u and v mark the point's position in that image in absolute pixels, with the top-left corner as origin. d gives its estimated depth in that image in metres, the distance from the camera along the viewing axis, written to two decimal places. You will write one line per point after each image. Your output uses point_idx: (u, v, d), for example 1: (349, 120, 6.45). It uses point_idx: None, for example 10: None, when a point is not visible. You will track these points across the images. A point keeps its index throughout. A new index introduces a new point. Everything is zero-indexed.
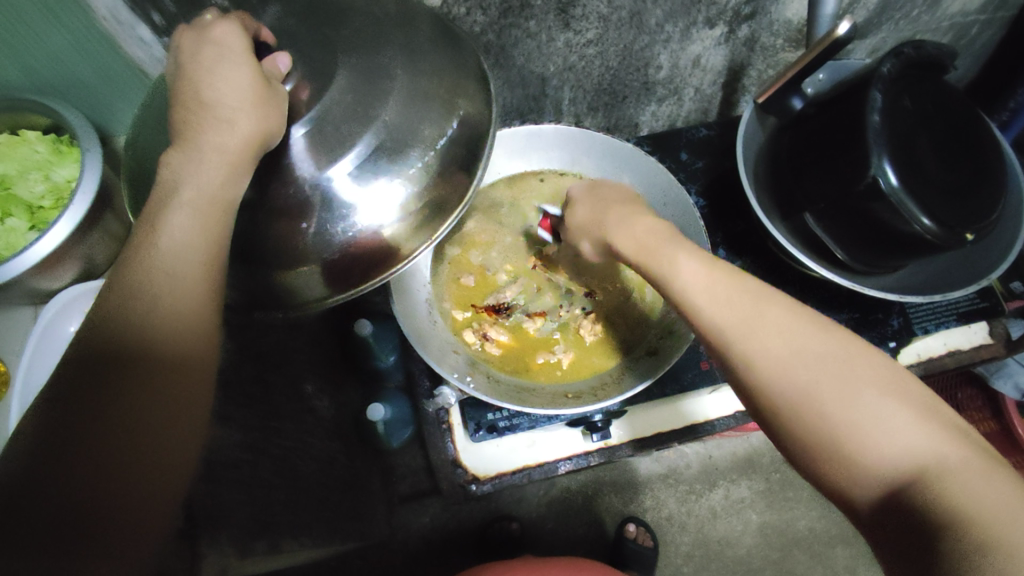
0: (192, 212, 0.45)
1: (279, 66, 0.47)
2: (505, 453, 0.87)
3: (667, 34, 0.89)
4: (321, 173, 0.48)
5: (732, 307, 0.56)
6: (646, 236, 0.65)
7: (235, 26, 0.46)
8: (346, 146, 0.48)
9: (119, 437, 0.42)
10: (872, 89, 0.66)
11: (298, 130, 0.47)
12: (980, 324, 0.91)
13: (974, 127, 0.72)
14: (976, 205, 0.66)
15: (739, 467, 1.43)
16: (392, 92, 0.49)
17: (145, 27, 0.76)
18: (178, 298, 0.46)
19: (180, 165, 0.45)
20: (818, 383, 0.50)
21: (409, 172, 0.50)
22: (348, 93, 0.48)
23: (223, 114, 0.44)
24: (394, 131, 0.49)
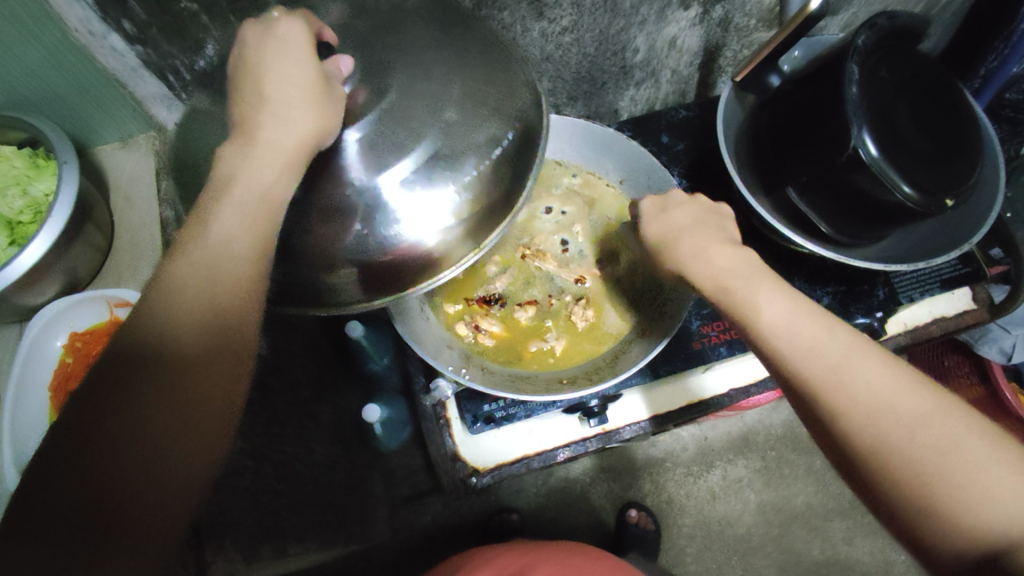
0: (240, 209, 0.46)
1: (340, 68, 0.45)
2: (504, 444, 0.87)
3: (642, 17, 0.89)
4: (371, 179, 0.46)
5: (813, 344, 0.56)
6: (730, 266, 0.65)
7: (301, 22, 0.46)
8: (399, 154, 0.46)
9: (154, 432, 0.43)
10: (849, 61, 0.67)
11: (353, 133, 0.45)
12: (963, 289, 0.93)
13: (953, 95, 0.72)
14: (956, 170, 0.67)
15: (734, 447, 1.45)
16: (448, 91, 0.47)
17: (118, 37, 0.72)
18: (212, 319, 0.47)
19: (236, 159, 0.46)
20: (856, 380, 0.53)
21: (462, 181, 0.48)
22: (406, 96, 0.45)
23: (267, 119, 0.45)
24: (458, 141, 0.47)
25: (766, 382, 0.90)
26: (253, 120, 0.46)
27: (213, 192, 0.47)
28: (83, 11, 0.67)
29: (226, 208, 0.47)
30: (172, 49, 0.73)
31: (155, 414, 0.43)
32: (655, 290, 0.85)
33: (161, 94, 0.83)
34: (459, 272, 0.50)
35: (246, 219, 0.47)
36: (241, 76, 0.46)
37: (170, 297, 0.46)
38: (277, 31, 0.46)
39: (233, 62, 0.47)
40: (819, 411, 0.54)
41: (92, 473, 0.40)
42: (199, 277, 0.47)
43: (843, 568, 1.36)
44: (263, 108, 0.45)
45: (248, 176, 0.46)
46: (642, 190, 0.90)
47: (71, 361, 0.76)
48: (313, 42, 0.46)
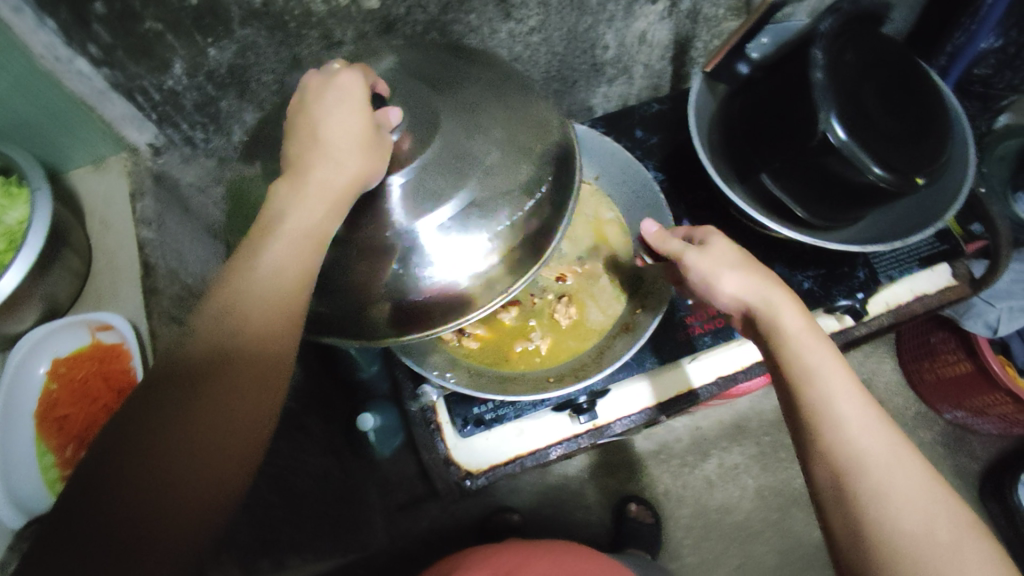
0: (290, 242, 0.50)
1: (390, 118, 0.52)
2: (495, 445, 0.85)
3: (610, 13, 0.91)
4: (410, 222, 0.54)
5: (868, 426, 0.56)
6: (798, 325, 0.64)
7: (359, 74, 0.53)
8: (440, 200, 0.54)
9: (193, 453, 0.45)
10: (814, 46, 0.68)
11: (397, 179, 0.53)
12: (943, 266, 0.93)
13: (920, 74, 0.73)
14: (925, 149, 0.68)
15: (728, 434, 1.46)
16: (485, 146, 0.55)
17: (84, 61, 0.70)
18: (263, 340, 0.49)
19: (287, 198, 0.51)
20: (889, 481, 0.53)
21: (494, 230, 0.56)
22: (446, 151, 0.54)
23: (327, 155, 0.50)
24: (492, 193, 0.55)
25: (754, 368, 0.89)
26: (303, 160, 0.51)
27: (262, 225, 0.51)
28: (48, 36, 0.66)
29: (274, 240, 0.50)
30: (139, 69, 0.72)
31: (198, 428, 0.45)
32: (635, 284, 0.86)
33: (131, 115, 0.80)
34: (485, 314, 0.58)
35: (291, 252, 0.50)
36: (300, 119, 0.52)
37: (231, 316, 0.48)
38: (336, 81, 0.52)
39: (293, 106, 0.53)
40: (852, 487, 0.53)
41: (129, 480, 0.43)
42: (258, 303, 0.49)
43: None
44: (318, 149, 0.51)
45: (299, 212, 0.50)
46: (617, 186, 0.92)
47: (55, 388, 0.76)
48: (368, 92, 0.52)
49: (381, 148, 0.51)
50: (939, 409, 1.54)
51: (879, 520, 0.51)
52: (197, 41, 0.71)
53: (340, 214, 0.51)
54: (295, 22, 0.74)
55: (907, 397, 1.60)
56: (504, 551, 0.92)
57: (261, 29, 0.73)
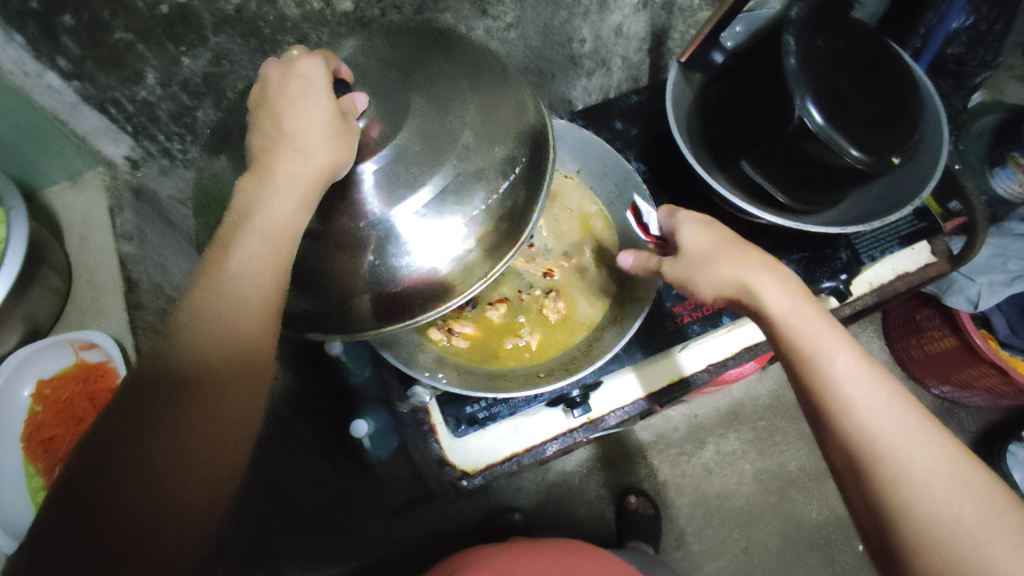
0: (262, 239, 0.49)
1: (356, 104, 0.51)
2: (492, 443, 0.86)
3: (584, 7, 0.92)
4: (386, 211, 0.53)
5: (881, 402, 0.53)
6: (794, 302, 0.62)
7: (319, 59, 0.51)
8: (413, 186, 0.53)
9: (171, 463, 0.45)
10: (785, 33, 0.69)
11: (368, 166, 0.52)
12: (923, 244, 0.94)
13: (889, 54, 0.74)
14: (900, 129, 0.69)
15: (724, 421, 1.47)
16: (458, 130, 0.55)
17: (54, 75, 0.69)
18: (239, 346, 0.49)
19: (255, 192, 0.49)
20: (909, 457, 0.50)
21: (470, 214, 0.55)
22: (416, 136, 0.53)
23: (293, 145, 0.48)
24: (466, 177, 0.55)
25: (743, 353, 0.91)
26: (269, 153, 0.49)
27: (235, 223, 0.50)
28: (15, 51, 0.65)
29: (247, 239, 0.49)
30: (111, 81, 0.71)
31: (178, 439, 0.46)
32: (621, 276, 0.87)
33: (104, 127, 0.78)
34: (467, 300, 0.58)
35: (263, 250, 0.49)
36: (262, 112, 0.50)
37: (204, 326, 0.48)
38: (297, 68, 0.50)
39: (252, 97, 0.51)
40: (867, 462, 0.52)
41: (113, 495, 0.43)
42: (230, 309, 0.49)
43: (842, 527, 1.38)
44: (282, 140, 0.49)
45: (269, 208, 0.49)
46: (598, 179, 0.92)
47: (41, 410, 0.76)
48: (330, 76, 0.50)
49: (350, 136, 0.50)
50: (927, 385, 1.56)
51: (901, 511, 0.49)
52: (169, 50, 0.70)
53: (309, 204, 0.49)
54: (269, 28, 0.74)
55: (896, 375, 1.62)
56: (508, 548, 0.93)
57: (235, 36, 0.73)
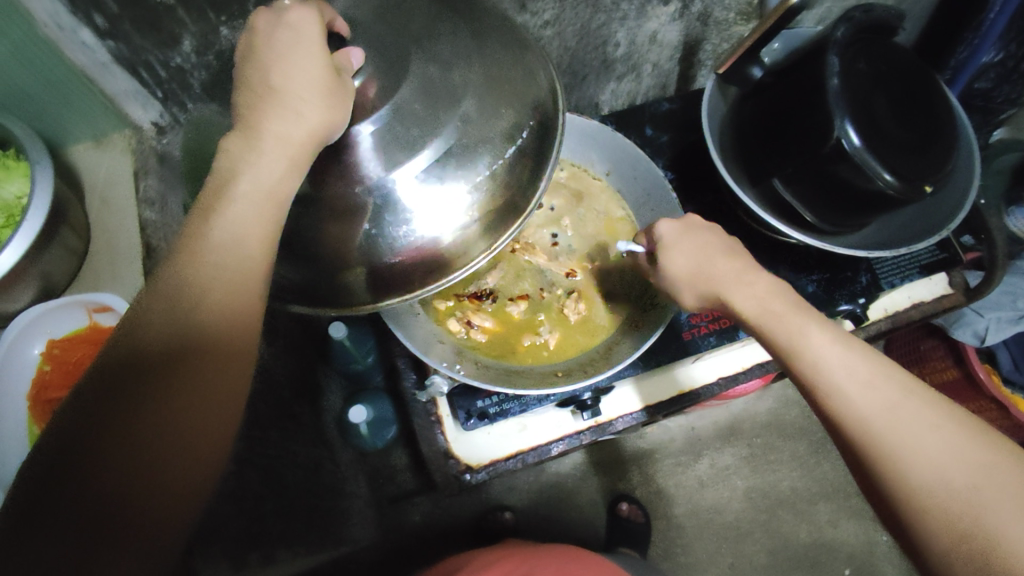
0: (250, 205, 0.47)
1: (352, 61, 0.47)
2: (497, 440, 0.86)
3: (623, 12, 0.97)
4: (384, 175, 0.50)
5: (868, 385, 0.54)
6: (768, 300, 0.64)
7: (312, 10, 0.47)
8: (411, 151, 0.50)
9: (155, 442, 0.43)
10: (829, 53, 0.68)
11: (364, 127, 0.48)
12: (940, 274, 0.95)
13: (927, 81, 0.74)
14: (933, 157, 0.69)
15: (721, 436, 1.47)
16: (462, 94, 0.51)
17: (88, 32, 0.68)
18: (223, 320, 0.47)
19: (239, 153, 0.46)
20: (899, 427, 0.51)
21: (474, 179, 0.52)
22: (417, 95, 0.49)
23: (287, 103, 0.45)
24: (471, 141, 0.52)
25: (754, 369, 0.91)
26: (252, 108, 0.46)
27: (217, 186, 0.47)
28: (51, 3, 0.63)
29: (234, 204, 0.47)
30: (145, 43, 0.71)
31: (162, 415, 0.44)
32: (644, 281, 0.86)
33: (133, 90, 0.78)
34: (467, 272, 0.56)
35: (254, 214, 0.47)
36: (249, 64, 0.46)
37: (188, 298, 0.46)
38: (287, 18, 0.46)
39: (239, 48, 0.47)
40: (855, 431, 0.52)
41: (91, 475, 0.41)
42: (217, 281, 0.46)
43: (830, 550, 1.38)
44: (271, 97, 0.46)
45: (256, 171, 0.46)
46: (628, 182, 0.91)
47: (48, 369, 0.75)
48: (324, 28, 0.47)
49: (344, 95, 0.47)
50: None
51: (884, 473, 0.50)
52: (209, 18, 0.70)
53: (294, 168, 0.47)
54: None
55: None
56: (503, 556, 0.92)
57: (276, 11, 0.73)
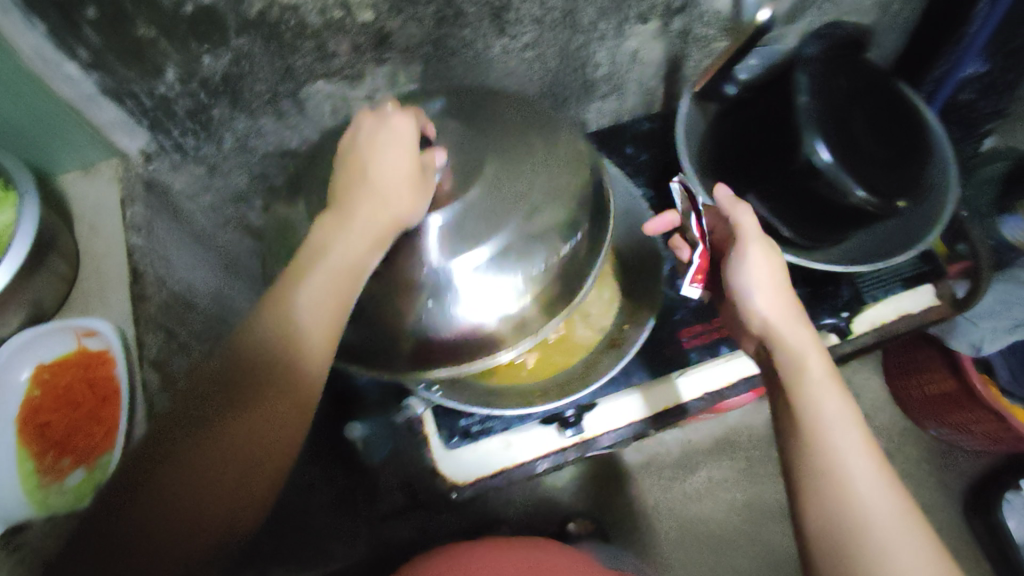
0: (331, 274, 0.64)
1: (436, 161, 0.68)
2: (483, 458, 0.86)
3: (601, 31, 1.02)
4: (445, 261, 0.67)
5: (856, 457, 0.62)
6: (811, 354, 0.69)
7: (410, 117, 0.69)
8: (472, 246, 0.66)
9: (202, 465, 0.60)
10: (797, 72, 0.70)
11: (439, 225, 0.67)
12: (928, 286, 0.94)
13: (907, 104, 0.74)
14: (908, 173, 0.69)
15: (717, 449, 1.48)
16: (516, 205, 0.68)
17: (73, 65, 0.71)
18: (277, 370, 0.63)
19: (334, 234, 0.65)
20: (872, 502, 0.59)
21: (514, 274, 0.69)
22: (482, 203, 0.67)
23: (380, 189, 0.66)
24: (516, 243, 0.68)
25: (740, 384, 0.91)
26: (355, 195, 0.67)
27: (314, 254, 0.65)
28: (37, 37, 0.67)
29: (318, 270, 0.64)
30: (131, 73, 0.73)
31: (214, 444, 0.61)
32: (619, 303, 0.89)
33: (121, 120, 0.80)
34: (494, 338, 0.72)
35: (335, 278, 0.64)
36: (360, 160, 0.69)
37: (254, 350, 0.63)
38: (392, 125, 0.68)
39: (353, 134, 0.70)
40: (837, 492, 0.61)
41: (153, 484, 0.59)
42: (274, 333, 0.63)
43: None
44: (367, 186, 0.67)
45: (347, 247, 0.64)
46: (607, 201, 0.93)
47: (38, 394, 0.76)
48: (416, 136, 0.68)
49: (424, 187, 0.67)
50: (926, 428, 1.58)
51: (849, 532, 0.59)
52: (191, 48, 0.73)
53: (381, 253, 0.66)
54: (290, 32, 0.78)
55: (893, 415, 1.64)
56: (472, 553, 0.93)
57: (256, 38, 0.76)
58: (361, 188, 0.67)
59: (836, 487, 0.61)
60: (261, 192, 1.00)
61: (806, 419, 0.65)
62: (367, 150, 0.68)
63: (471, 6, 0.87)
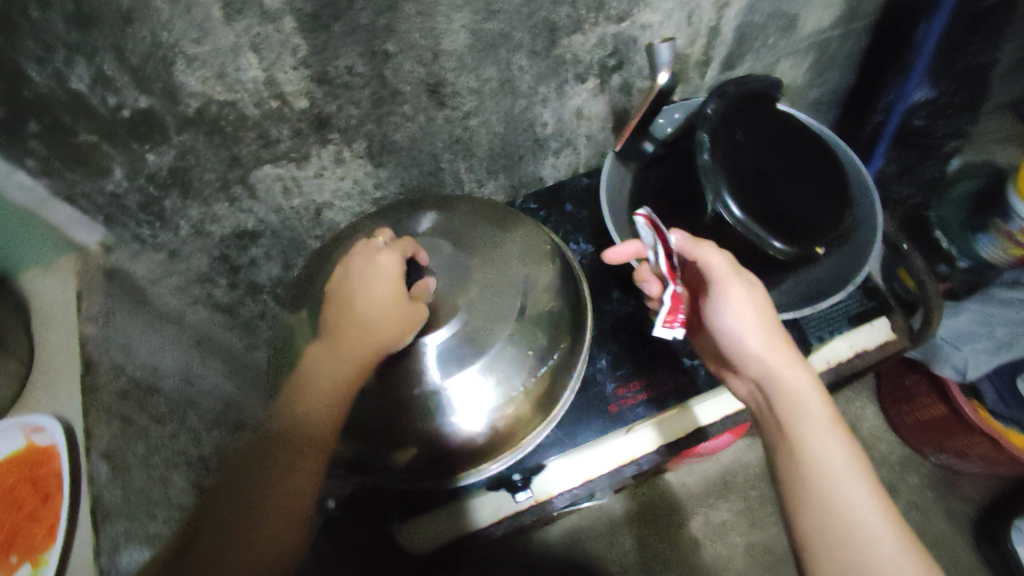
0: (321, 396, 0.79)
1: (428, 287, 0.78)
2: (436, 527, 0.88)
3: (543, 94, 1.06)
4: (441, 377, 0.77)
5: (850, 483, 0.70)
6: (803, 390, 0.77)
7: (397, 249, 0.79)
8: (466, 363, 0.77)
9: (258, 530, 0.74)
10: (700, 129, 0.72)
11: (432, 343, 0.77)
12: (882, 321, 0.94)
13: (811, 145, 0.77)
14: (821, 218, 0.70)
15: (716, 490, 1.48)
16: (501, 325, 0.80)
17: (23, 174, 0.72)
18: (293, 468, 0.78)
19: (320, 358, 0.79)
20: (870, 526, 0.68)
21: (503, 387, 0.80)
22: (471, 323, 0.78)
23: (365, 318, 0.76)
24: (503, 360, 0.79)
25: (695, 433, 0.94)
26: (346, 329, 0.78)
27: (306, 377, 0.80)
28: None
29: (306, 394, 0.79)
30: (77, 176, 0.76)
31: (267, 514, 0.75)
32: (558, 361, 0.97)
33: (76, 216, 0.81)
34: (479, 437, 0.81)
35: (325, 397, 0.79)
36: (348, 288, 0.79)
37: (282, 445, 0.78)
38: (380, 258, 0.78)
39: (344, 267, 0.82)
40: (841, 517, 0.69)
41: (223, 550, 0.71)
42: (291, 435, 0.78)
43: None
44: (357, 314, 0.77)
45: (332, 371, 0.79)
46: None
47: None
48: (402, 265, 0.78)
49: (414, 315, 0.76)
50: (926, 453, 1.53)
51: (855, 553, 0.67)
52: (134, 147, 0.76)
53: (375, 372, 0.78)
54: (231, 127, 0.83)
55: (892, 442, 1.61)
56: None
57: (197, 134, 0.81)
58: (349, 313, 0.78)
59: (839, 513, 0.69)
60: (224, 271, 1.00)
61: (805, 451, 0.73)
62: (361, 278, 0.78)
63: (407, 86, 0.92)
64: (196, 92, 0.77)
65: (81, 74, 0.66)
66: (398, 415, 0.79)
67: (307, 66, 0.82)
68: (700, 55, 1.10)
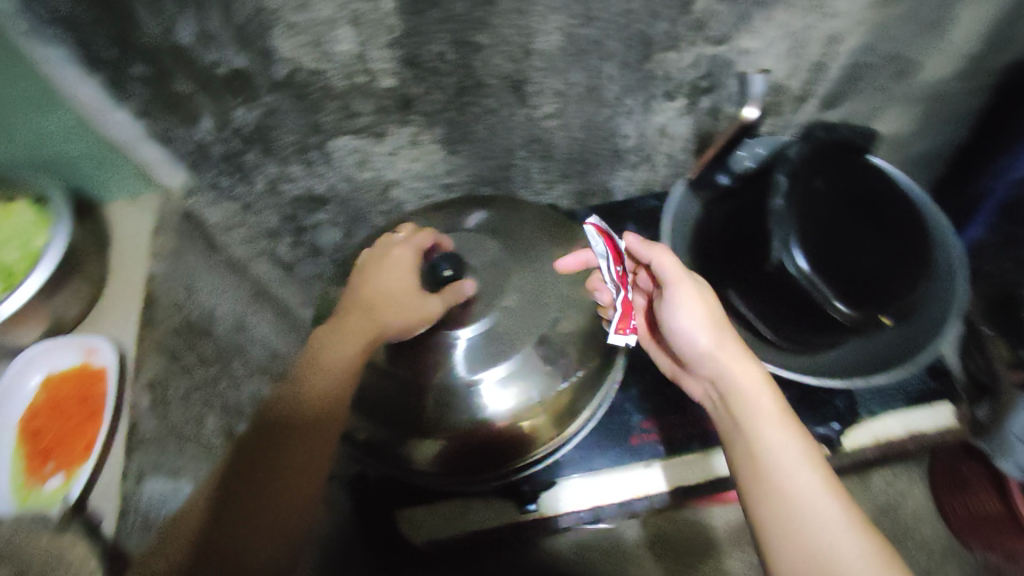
0: (329, 375, 0.81)
1: (465, 288, 0.78)
2: (438, 522, 0.91)
3: (628, 107, 1.04)
4: (469, 372, 0.78)
5: (799, 471, 0.69)
6: (751, 380, 0.78)
7: (418, 239, 0.86)
8: (494, 362, 0.78)
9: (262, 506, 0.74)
10: (776, 172, 0.72)
11: (463, 337, 0.78)
12: (943, 408, 0.94)
13: (901, 198, 0.71)
14: (896, 285, 0.65)
15: (736, 538, 1.43)
16: (531, 331, 0.80)
17: (123, 113, 0.76)
18: (293, 445, 0.78)
19: (330, 339, 0.83)
20: (818, 512, 0.66)
21: (527, 392, 0.80)
22: (502, 324, 0.80)
23: (376, 300, 0.82)
24: (530, 366, 0.80)
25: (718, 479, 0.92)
26: (363, 313, 0.82)
27: (311, 356, 0.82)
28: (94, 92, 0.72)
29: (313, 372, 0.81)
30: (171, 122, 0.79)
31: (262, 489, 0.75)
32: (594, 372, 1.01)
33: (163, 158, 0.84)
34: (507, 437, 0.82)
35: (329, 378, 0.80)
36: (372, 275, 0.85)
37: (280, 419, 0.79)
38: (394, 254, 0.86)
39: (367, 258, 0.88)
40: (788, 505, 0.67)
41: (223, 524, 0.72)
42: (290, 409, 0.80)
43: None
44: (373, 298, 0.82)
45: (343, 349, 0.81)
46: None
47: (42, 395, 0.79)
48: (414, 258, 0.85)
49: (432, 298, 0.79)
50: (971, 548, 1.41)
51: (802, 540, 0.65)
52: (226, 102, 0.80)
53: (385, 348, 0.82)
54: (317, 93, 0.86)
55: (937, 527, 1.50)
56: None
57: (286, 96, 0.84)
58: (369, 299, 0.83)
59: (785, 501, 0.68)
60: (291, 230, 1.07)
61: (754, 441, 0.73)
62: (386, 269, 0.85)
63: (492, 79, 0.92)
64: (287, 58, 0.79)
65: (189, 29, 0.69)
66: (423, 405, 0.81)
67: (399, 46, 0.83)
68: (799, 89, 1.05)
